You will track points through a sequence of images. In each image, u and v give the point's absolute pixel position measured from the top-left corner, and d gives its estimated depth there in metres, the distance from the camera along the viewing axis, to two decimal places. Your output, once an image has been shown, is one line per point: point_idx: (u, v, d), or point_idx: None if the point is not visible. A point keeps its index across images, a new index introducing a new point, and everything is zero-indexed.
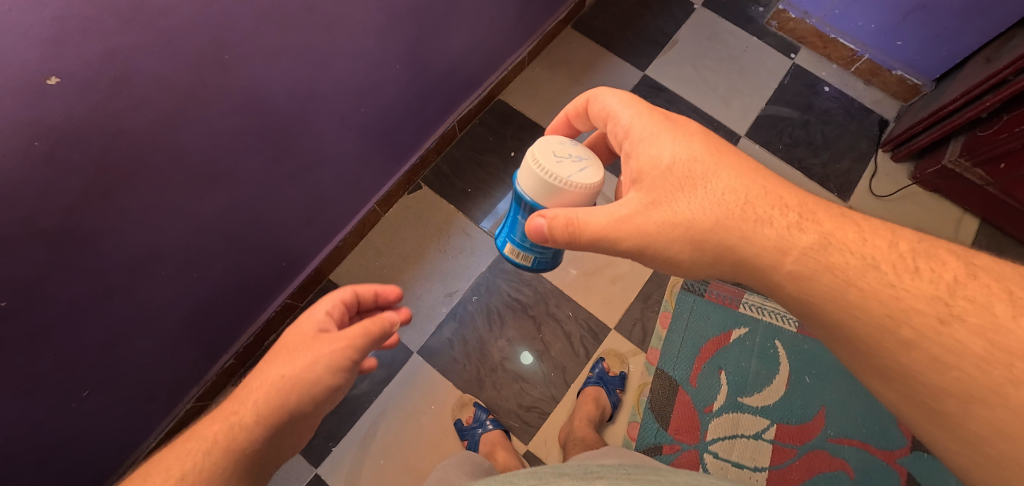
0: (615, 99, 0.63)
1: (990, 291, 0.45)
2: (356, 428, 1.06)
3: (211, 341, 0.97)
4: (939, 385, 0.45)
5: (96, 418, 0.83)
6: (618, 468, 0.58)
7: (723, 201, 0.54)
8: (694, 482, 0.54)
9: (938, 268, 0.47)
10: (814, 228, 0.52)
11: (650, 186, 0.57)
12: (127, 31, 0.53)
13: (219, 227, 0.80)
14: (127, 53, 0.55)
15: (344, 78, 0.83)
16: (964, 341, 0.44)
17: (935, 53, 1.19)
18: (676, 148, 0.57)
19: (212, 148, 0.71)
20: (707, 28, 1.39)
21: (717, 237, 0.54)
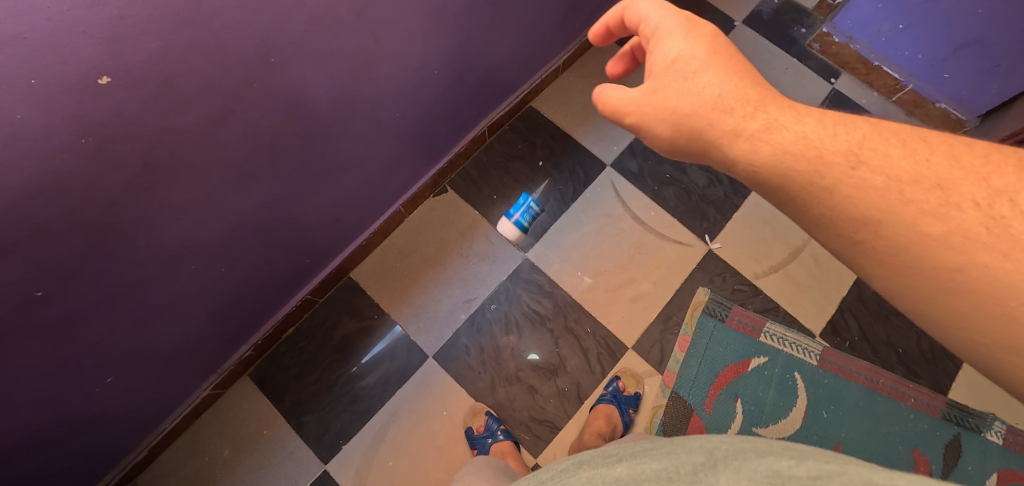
0: (648, 6, 0.57)
1: (889, 143, 0.46)
2: (367, 427, 1.06)
3: (232, 331, 0.98)
4: (856, 215, 0.46)
5: (119, 399, 0.84)
6: (641, 445, 0.57)
7: (701, 96, 0.53)
8: (713, 441, 0.52)
9: (850, 129, 0.48)
10: (791, 118, 0.50)
11: (656, 86, 0.56)
12: (180, 32, 0.53)
13: (250, 222, 0.81)
14: (178, 54, 0.54)
15: (385, 82, 0.83)
16: (870, 181, 0.45)
17: (985, 89, 1.15)
18: (686, 49, 0.55)
19: (252, 146, 0.71)
20: (749, 47, 1.37)
21: (690, 123, 0.54)
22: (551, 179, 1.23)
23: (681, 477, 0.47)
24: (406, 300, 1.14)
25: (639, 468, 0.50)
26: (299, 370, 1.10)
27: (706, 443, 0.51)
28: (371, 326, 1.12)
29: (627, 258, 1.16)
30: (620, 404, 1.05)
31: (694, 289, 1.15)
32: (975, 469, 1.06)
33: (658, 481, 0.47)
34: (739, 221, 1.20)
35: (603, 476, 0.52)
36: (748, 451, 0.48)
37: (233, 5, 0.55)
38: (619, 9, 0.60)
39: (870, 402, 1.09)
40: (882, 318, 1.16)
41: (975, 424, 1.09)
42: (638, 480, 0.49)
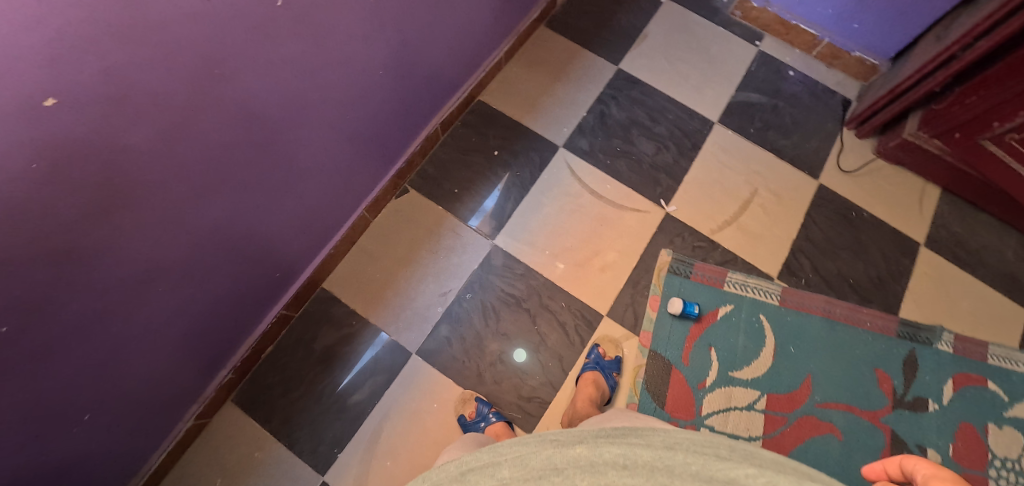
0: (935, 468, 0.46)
1: None
2: (360, 431, 1.07)
3: (209, 356, 0.97)
4: None
5: (101, 437, 0.83)
6: (601, 430, 0.62)
7: None
8: (674, 437, 0.58)
9: None
10: None
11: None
12: (122, 48, 0.54)
13: (216, 239, 0.81)
14: (123, 70, 0.55)
15: (331, 86, 0.84)
16: None
17: (891, 34, 1.26)
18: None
19: (208, 160, 0.71)
20: (677, 21, 1.42)
21: None
22: (509, 166, 1.26)
23: (637, 463, 0.54)
24: (382, 301, 1.15)
25: (600, 450, 0.56)
26: (284, 386, 1.09)
27: (666, 437, 0.58)
28: (350, 333, 1.13)
29: (591, 231, 1.21)
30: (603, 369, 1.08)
31: (658, 251, 1.21)
32: (932, 379, 1.18)
33: (619, 464, 0.54)
34: (690, 183, 1.27)
35: (567, 454, 0.57)
36: (705, 448, 0.56)
37: (171, 19, 0.57)
38: (895, 457, 0.50)
39: (832, 332, 1.18)
40: (831, 254, 1.24)
41: (927, 337, 1.20)
42: (597, 461, 0.55)
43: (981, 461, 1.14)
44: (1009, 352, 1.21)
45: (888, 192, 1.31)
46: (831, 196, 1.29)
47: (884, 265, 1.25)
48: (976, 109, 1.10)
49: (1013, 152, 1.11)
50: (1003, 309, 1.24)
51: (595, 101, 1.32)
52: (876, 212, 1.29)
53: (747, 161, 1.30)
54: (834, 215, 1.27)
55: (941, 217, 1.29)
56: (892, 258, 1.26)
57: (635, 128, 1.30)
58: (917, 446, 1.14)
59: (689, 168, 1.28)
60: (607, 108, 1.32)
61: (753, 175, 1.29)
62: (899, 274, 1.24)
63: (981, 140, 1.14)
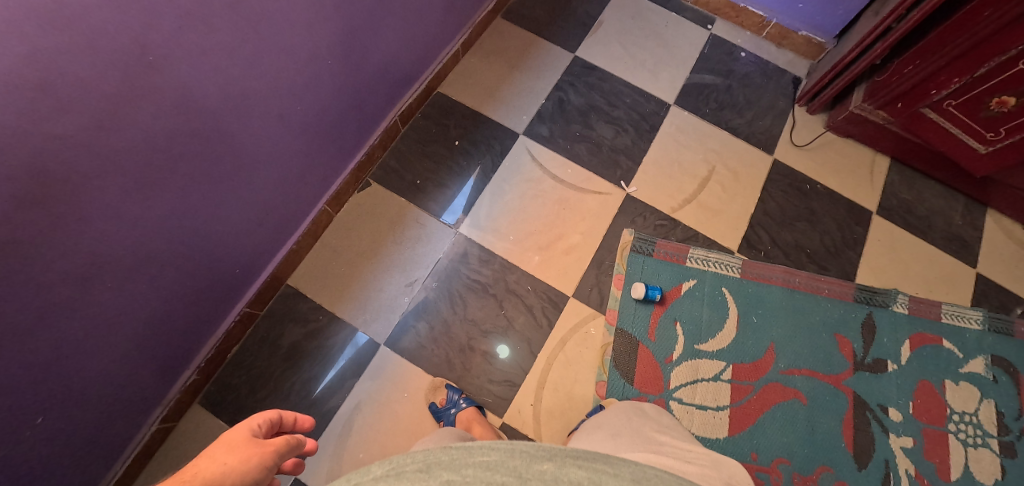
0: None
1: None
2: (331, 426, 1.06)
3: (168, 356, 0.96)
4: None
5: (57, 443, 0.82)
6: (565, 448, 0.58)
7: None
8: (641, 471, 0.55)
9: None
10: None
11: None
12: (44, 34, 0.54)
13: (164, 232, 0.81)
14: (47, 56, 0.55)
15: (274, 76, 0.84)
16: None
17: (833, 12, 1.30)
18: None
19: (149, 150, 0.71)
20: (631, 8, 1.44)
21: None
22: (470, 155, 1.26)
23: None
24: (348, 295, 1.15)
25: (565, 471, 0.52)
26: (252, 385, 1.08)
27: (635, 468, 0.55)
28: (317, 328, 1.12)
29: (554, 215, 1.22)
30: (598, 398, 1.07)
31: (620, 231, 1.22)
32: (891, 340, 1.22)
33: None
34: (649, 164, 1.29)
35: (532, 469, 0.53)
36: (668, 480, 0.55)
37: (95, 4, 0.56)
38: None
39: (792, 301, 1.22)
40: (787, 226, 1.28)
41: (883, 300, 1.24)
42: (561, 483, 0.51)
43: (940, 416, 1.19)
44: (960, 310, 1.26)
45: (840, 164, 1.35)
46: (786, 170, 1.32)
47: (838, 233, 1.29)
48: (914, 79, 1.15)
49: (950, 117, 1.18)
50: (951, 270, 1.29)
51: (552, 88, 1.34)
52: (829, 183, 1.33)
53: (704, 140, 1.32)
54: (788, 188, 1.31)
55: (891, 186, 1.34)
56: (846, 226, 1.30)
57: (594, 113, 1.32)
58: (878, 405, 1.18)
59: (647, 149, 1.30)
60: (565, 95, 1.33)
61: (709, 153, 1.31)
62: (853, 242, 1.28)
63: (921, 108, 1.20)
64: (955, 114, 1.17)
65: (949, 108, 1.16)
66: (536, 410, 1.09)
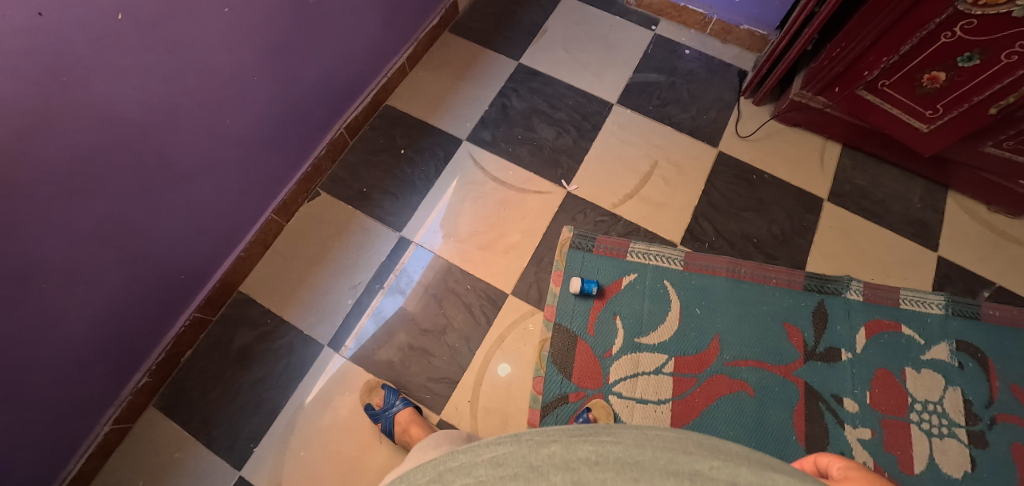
0: None
1: None
2: (276, 425, 1.11)
3: (116, 358, 1.03)
4: None
5: (9, 435, 0.89)
6: (573, 430, 0.58)
7: None
8: (647, 433, 0.56)
9: None
10: None
11: None
12: None
13: (99, 238, 0.88)
14: None
15: (200, 93, 0.91)
16: None
17: (769, 3, 1.29)
18: None
19: (74, 161, 0.78)
20: (575, 15, 1.47)
21: None
22: (414, 163, 1.30)
23: None
24: (296, 299, 1.20)
25: (572, 447, 0.53)
26: (203, 387, 1.14)
27: (639, 433, 0.56)
28: (266, 331, 1.17)
29: (494, 216, 1.25)
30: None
31: (560, 229, 1.24)
32: (844, 328, 1.18)
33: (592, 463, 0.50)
34: (591, 163, 1.30)
35: (540, 451, 0.53)
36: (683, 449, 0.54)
37: (7, 34, 0.64)
38: None
39: (737, 291, 1.20)
40: (733, 216, 1.27)
41: (835, 288, 1.21)
42: (570, 463, 0.51)
43: (901, 406, 1.12)
44: (921, 295, 1.21)
45: (787, 152, 1.34)
46: (731, 161, 1.32)
47: (787, 222, 1.27)
48: (844, 61, 1.15)
49: (888, 97, 1.16)
50: (911, 254, 1.25)
51: (496, 95, 1.37)
52: (777, 172, 1.32)
53: (646, 136, 1.33)
54: (733, 179, 1.30)
55: (843, 172, 1.32)
56: (797, 214, 1.28)
57: (536, 116, 1.35)
58: (832, 396, 1.13)
59: (589, 148, 1.32)
60: (508, 100, 1.37)
61: (652, 149, 1.32)
62: (803, 230, 1.26)
63: (858, 90, 1.18)
64: (891, 94, 1.15)
65: (884, 88, 1.15)
66: (473, 407, 1.11)
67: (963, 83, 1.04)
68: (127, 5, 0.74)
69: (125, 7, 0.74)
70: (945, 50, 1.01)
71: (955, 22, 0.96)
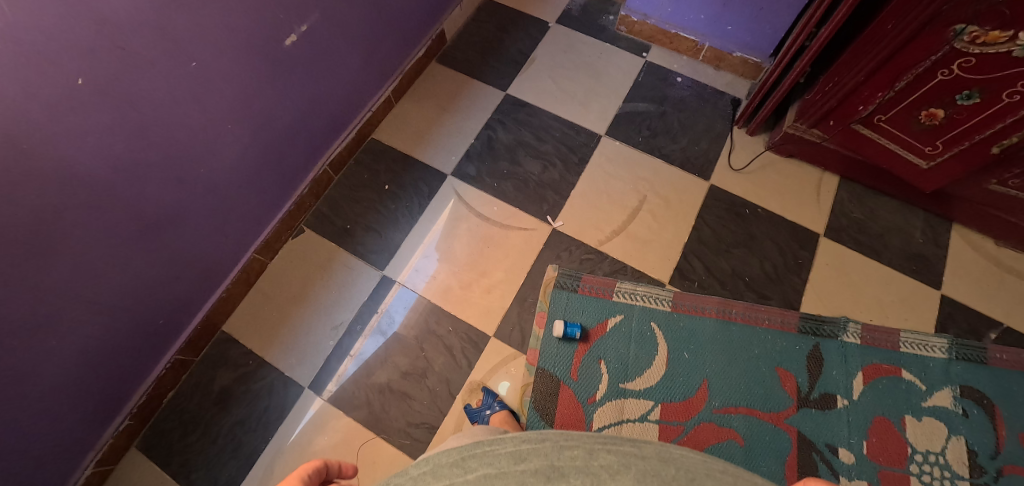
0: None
1: None
2: (253, 471, 1.09)
3: (97, 403, 1.01)
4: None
5: None
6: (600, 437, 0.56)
7: None
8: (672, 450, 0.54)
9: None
10: None
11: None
12: None
13: (70, 292, 0.87)
14: None
15: (169, 145, 0.90)
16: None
17: (762, 32, 1.26)
18: None
19: (38, 222, 0.78)
20: (563, 42, 1.43)
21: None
22: (398, 198, 1.29)
23: None
24: (277, 340, 1.18)
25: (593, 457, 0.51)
26: (183, 430, 1.12)
27: (665, 449, 0.53)
28: (246, 373, 1.16)
29: (477, 254, 1.23)
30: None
31: (544, 267, 1.21)
32: (839, 373, 1.13)
33: (615, 472, 0.50)
34: (577, 198, 1.27)
35: (560, 455, 0.52)
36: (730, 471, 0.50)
37: None
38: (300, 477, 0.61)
39: (726, 333, 1.16)
40: (723, 253, 1.23)
41: (831, 330, 1.16)
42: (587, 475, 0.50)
43: (899, 457, 1.06)
44: (922, 337, 1.15)
45: (782, 185, 1.30)
46: (722, 194, 1.28)
47: (780, 259, 1.23)
48: (837, 95, 1.11)
49: (884, 133, 1.12)
50: (910, 293, 1.20)
51: (482, 127, 1.35)
52: (770, 206, 1.28)
53: (635, 170, 1.30)
54: (724, 213, 1.27)
55: (839, 205, 1.28)
56: (790, 251, 1.24)
57: (521, 149, 1.32)
58: (826, 445, 1.07)
59: (576, 182, 1.29)
60: (494, 133, 1.34)
61: (640, 182, 1.29)
62: (797, 267, 1.22)
63: (854, 125, 1.14)
64: (887, 129, 1.11)
65: (880, 123, 1.11)
66: None
67: (962, 121, 0.99)
68: (86, 69, 0.74)
69: (84, 70, 0.74)
70: (943, 87, 0.97)
71: (952, 59, 0.92)
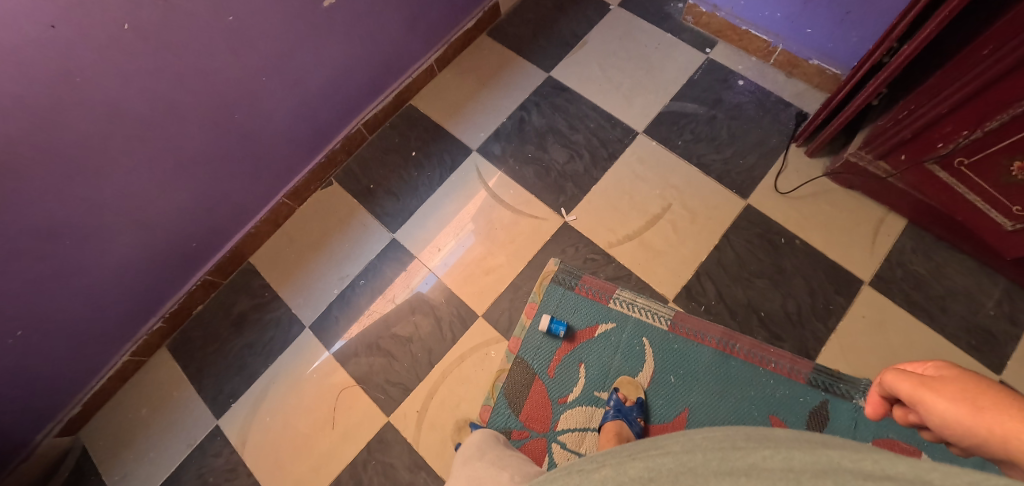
0: None
1: None
2: (251, 390, 1.22)
3: (135, 304, 1.17)
4: None
5: (42, 359, 1.05)
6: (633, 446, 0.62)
7: None
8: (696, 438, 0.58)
9: None
10: None
11: None
12: None
13: (115, 209, 0.99)
14: None
15: (206, 91, 0.97)
16: None
17: (846, 39, 1.10)
18: None
19: (88, 146, 0.88)
20: (621, 28, 1.36)
21: None
22: (422, 167, 1.32)
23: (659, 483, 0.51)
24: (291, 280, 1.29)
25: (623, 468, 0.56)
26: (204, 341, 1.27)
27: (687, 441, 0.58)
28: (262, 303, 1.28)
29: (485, 234, 1.24)
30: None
31: (546, 259, 1.19)
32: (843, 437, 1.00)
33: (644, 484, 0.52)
34: (597, 194, 1.23)
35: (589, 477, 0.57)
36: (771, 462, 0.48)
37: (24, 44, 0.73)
38: None
39: (723, 366, 1.07)
40: (742, 281, 1.13)
41: (845, 390, 1.03)
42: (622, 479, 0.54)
43: None
44: None
45: (832, 218, 1.15)
46: (758, 217, 1.16)
47: (808, 300, 1.10)
48: (911, 127, 0.93)
49: (965, 179, 0.94)
50: None
51: (516, 107, 1.33)
52: (811, 239, 1.14)
53: (666, 175, 1.22)
54: (755, 238, 1.15)
55: (897, 253, 1.11)
56: (822, 294, 1.10)
57: (551, 135, 1.29)
58: None
59: (599, 178, 1.24)
60: (527, 115, 1.32)
61: (668, 189, 1.21)
62: (825, 313, 1.09)
63: (928, 164, 0.97)
64: (969, 175, 0.93)
65: (960, 167, 0.93)
66: (420, 418, 1.13)
67: None
68: (132, 16, 0.81)
69: (130, 17, 0.81)
70: None
71: None
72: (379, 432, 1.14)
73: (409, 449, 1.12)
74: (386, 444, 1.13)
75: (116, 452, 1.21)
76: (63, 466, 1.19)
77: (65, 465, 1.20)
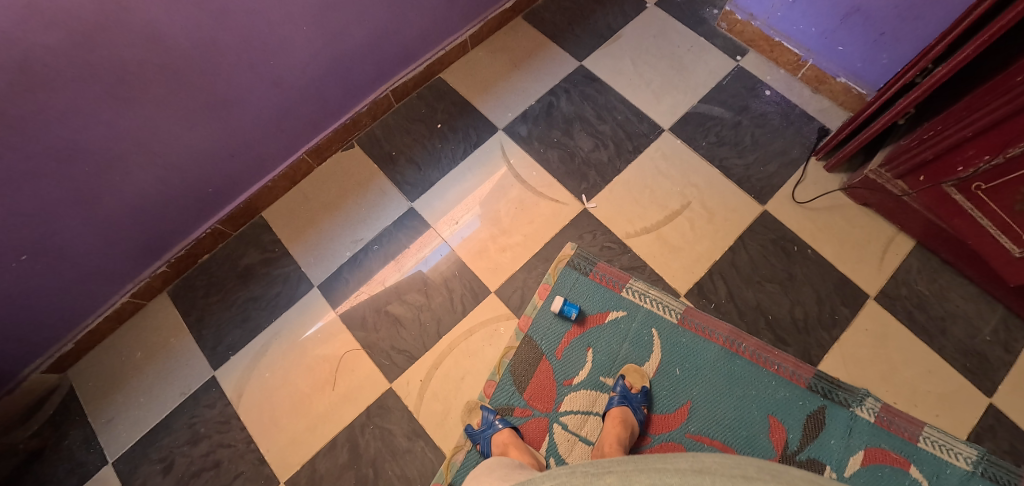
0: None
1: None
2: (252, 344, 1.20)
3: (142, 244, 1.14)
4: None
5: (43, 288, 1.03)
6: (631, 458, 0.76)
7: None
8: (705, 460, 0.72)
9: None
10: None
11: None
12: None
13: (137, 141, 0.97)
14: None
15: (247, 31, 0.95)
16: None
17: (875, 60, 1.14)
18: None
19: (123, 70, 0.86)
20: (656, 27, 1.38)
21: None
22: (447, 140, 1.33)
23: None
24: (303, 238, 1.28)
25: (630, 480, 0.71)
26: (207, 290, 1.25)
27: (696, 461, 0.72)
28: (271, 258, 1.26)
29: (504, 213, 1.25)
30: (487, 438, 1.03)
31: (563, 244, 1.20)
32: (837, 444, 1.02)
33: None
34: (619, 185, 1.25)
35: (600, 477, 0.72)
36: (732, 472, 0.70)
37: None
38: None
39: (727, 364, 1.09)
40: (753, 284, 1.15)
41: (844, 398, 1.05)
42: None
43: None
44: (949, 440, 1.00)
45: (844, 232, 1.18)
46: (774, 223, 1.19)
47: (815, 308, 1.13)
48: (935, 148, 0.96)
49: (980, 204, 0.96)
50: (953, 389, 1.06)
51: (546, 92, 1.34)
52: (823, 250, 1.17)
53: (688, 174, 1.24)
54: (769, 244, 1.18)
55: (904, 273, 1.14)
56: (829, 304, 1.13)
57: (578, 123, 1.31)
58: None
59: (622, 169, 1.26)
60: (556, 100, 1.33)
61: (689, 188, 1.23)
62: (830, 323, 1.12)
63: (946, 186, 0.99)
64: (985, 200, 0.95)
65: (977, 191, 0.95)
66: (423, 387, 1.13)
67: None
68: None
69: None
70: None
71: None
72: (381, 398, 1.13)
73: (409, 417, 1.11)
74: (386, 410, 1.12)
75: (105, 395, 1.18)
76: (47, 403, 1.16)
77: (49, 402, 1.16)
